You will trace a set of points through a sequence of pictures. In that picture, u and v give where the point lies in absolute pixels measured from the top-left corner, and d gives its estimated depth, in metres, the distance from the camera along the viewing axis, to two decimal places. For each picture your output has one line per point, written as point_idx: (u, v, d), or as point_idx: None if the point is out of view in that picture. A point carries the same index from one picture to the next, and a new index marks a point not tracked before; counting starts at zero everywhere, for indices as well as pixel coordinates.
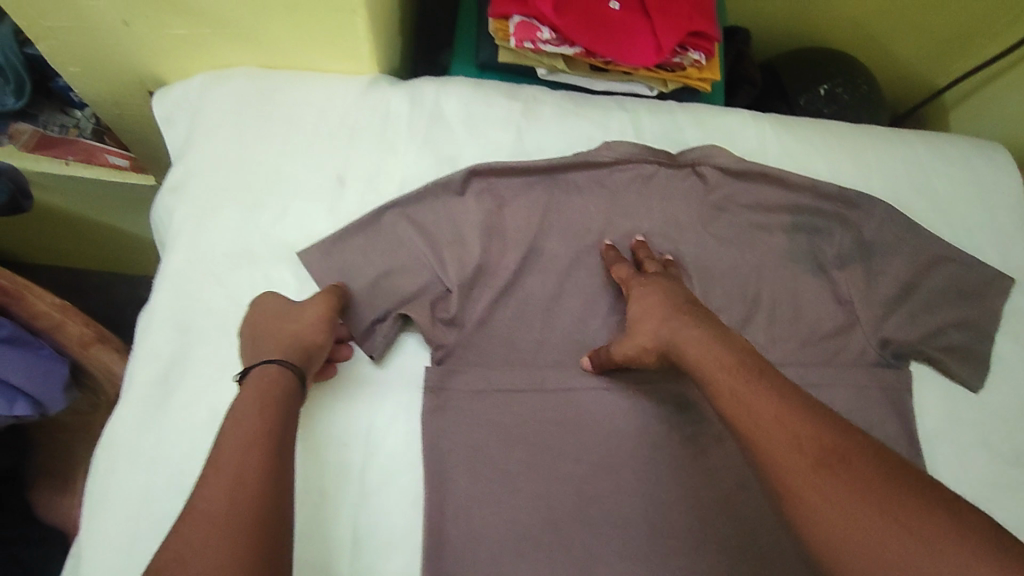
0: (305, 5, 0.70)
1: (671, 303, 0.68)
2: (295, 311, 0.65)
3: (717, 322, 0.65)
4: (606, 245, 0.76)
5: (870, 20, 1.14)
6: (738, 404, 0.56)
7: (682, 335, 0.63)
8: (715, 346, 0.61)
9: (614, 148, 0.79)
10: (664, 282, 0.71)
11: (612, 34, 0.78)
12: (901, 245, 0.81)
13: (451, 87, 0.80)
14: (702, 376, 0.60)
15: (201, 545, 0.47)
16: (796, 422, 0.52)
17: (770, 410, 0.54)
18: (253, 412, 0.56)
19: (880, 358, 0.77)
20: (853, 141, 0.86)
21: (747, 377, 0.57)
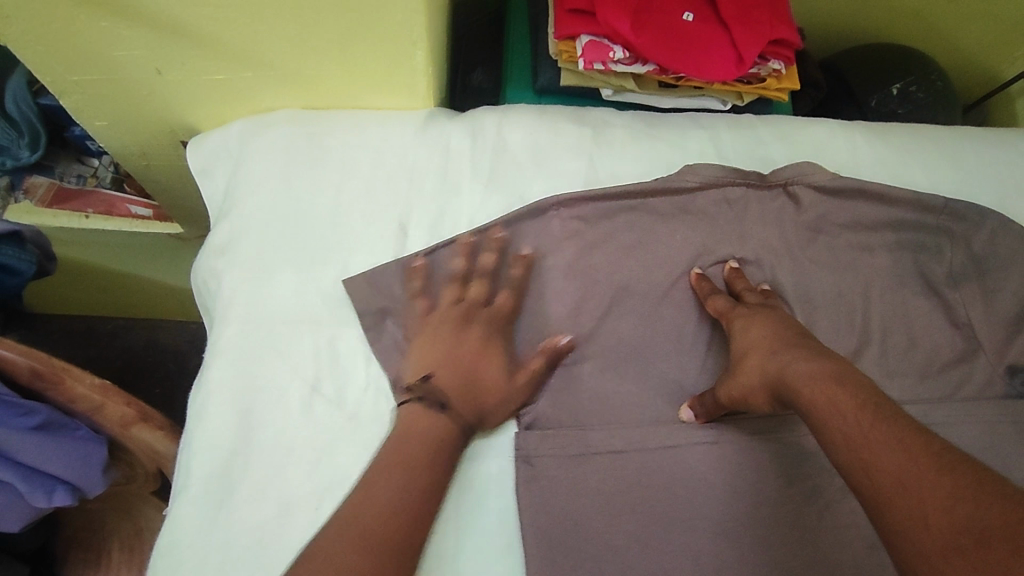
0: (358, 36, 0.64)
1: (776, 339, 0.59)
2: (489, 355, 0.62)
3: (839, 359, 0.55)
4: (698, 275, 0.68)
5: (931, 12, 1.07)
6: (857, 459, 0.47)
7: (795, 376, 0.54)
8: (837, 390, 0.51)
9: (698, 172, 0.72)
10: (760, 312, 0.62)
11: (688, 49, 0.72)
12: (1018, 258, 0.73)
13: (512, 116, 0.73)
14: (818, 424, 0.51)
15: (346, 553, 0.48)
16: (920, 483, 0.42)
17: (893, 469, 0.44)
18: (405, 446, 0.55)
19: (1010, 388, 0.70)
20: (948, 145, 0.80)
21: (871, 425, 0.47)
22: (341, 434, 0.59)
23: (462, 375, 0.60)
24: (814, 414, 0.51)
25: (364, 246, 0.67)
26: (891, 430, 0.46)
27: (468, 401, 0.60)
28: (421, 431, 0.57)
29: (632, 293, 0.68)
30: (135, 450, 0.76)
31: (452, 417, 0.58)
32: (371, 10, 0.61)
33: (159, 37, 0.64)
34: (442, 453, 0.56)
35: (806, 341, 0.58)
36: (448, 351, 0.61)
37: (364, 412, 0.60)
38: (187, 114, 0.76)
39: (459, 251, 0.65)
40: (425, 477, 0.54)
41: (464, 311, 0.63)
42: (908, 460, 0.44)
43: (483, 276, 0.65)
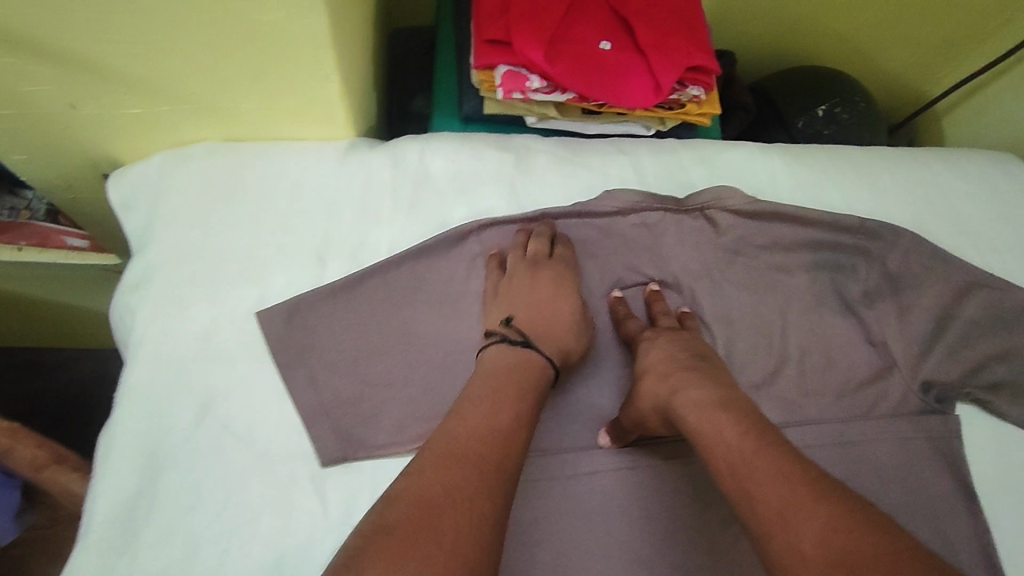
0: (269, 65, 0.64)
1: (673, 366, 0.60)
2: (558, 297, 0.67)
3: (730, 389, 0.57)
4: (615, 297, 0.70)
5: (857, 34, 1.11)
6: (742, 484, 0.48)
7: (683, 404, 0.55)
8: (725, 420, 0.52)
9: (616, 197, 0.73)
10: (665, 336, 0.64)
11: (606, 77, 0.74)
12: (931, 275, 0.75)
13: (435, 144, 0.74)
14: (704, 451, 0.51)
15: (441, 473, 0.49)
16: (801, 514, 0.43)
17: (774, 498, 0.45)
18: (496, 377, 0.59)
19: (925, 404, 0.71)
20: (866, 167, 0.81)
21: (755, 449, 0.49)
22: (252, 474, 0.58)
23: (543, 315, 0.65)
24: (701, 442, 0.52)
25: (281, 277, 0.66)
26: (773, 458, 0.48)
27: (549, 338, 0.64)
28: (498, 389, 0.57)
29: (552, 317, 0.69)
30: (54, 492, 0.74)
31: (533, 352, 0.62)
32: (278, 42, 0.61)
33: (65, 73, 0.63)
34: (527, 387, 0.59)
35: (704, 369, 0.59)
36: (526, 297, 0.66)
37: (275, 449, 0.60)
38: (106, 147, 0.75)
39: (522, 233, 0.70)
40: (521, 407, 0.56)
41: (532, 262, 0.68)
42: (788, 490, 0.45)
43: (541, 238, 0.69)
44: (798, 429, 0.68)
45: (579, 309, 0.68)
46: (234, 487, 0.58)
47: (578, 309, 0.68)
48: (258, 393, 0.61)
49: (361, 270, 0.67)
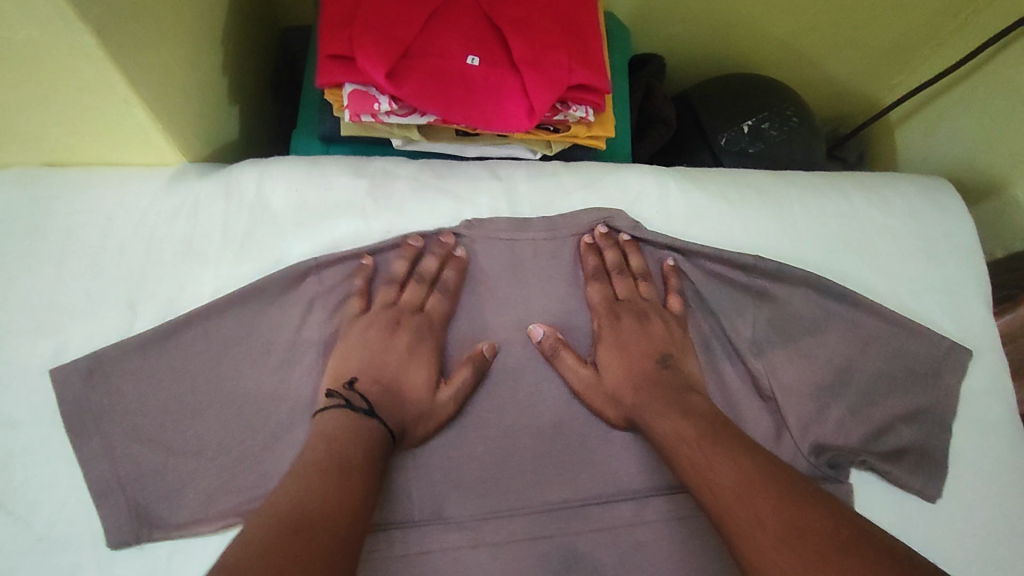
0: (63, 91, 0.53)
1: (634, 372, 0.61)
2: (417, 359, 0.60)
3: (676, 395, 0.59)
4: (485, 345, 0.61)
5: (800, 38, 1.01)
6: (702, 481, 0.51)
7: (653, 409, 0.58)
8: (687, 425, 0.55)
9: (478, 227, 0.65)
10: (624, 331, 0.63)
11: (470, 98, 0.65)
12: (835, 322, 0.68)
13: (275, 170, 0.65)
14: (674, 453, 0.54)
15: (273, 540, 0.40)
16: (756, 494, 0.47)
17: (729, 483, 0.49)
18: (334, 442, 0.50)
19: (816, 469, 0.62)
20: (775, 195, 0.72)
21: (710, 451, 0.52)
22: (26, 561, 0.52)
23: (387, 380, 0.57)
24: (670, 445, 0.55)
25: (84, 326, 0.59)
26: (717, 456, 0.51)
27: (391, 409, 0.56)
28: (330, 459, 0.48)
29: None
30: None
31: (377, 423, 0.53)
32: (63, 68, 0.50)
33: None
34: (367, 452, 0.50)
35: (668, 369, 0.61)
36: (377, 358, 0.59)
37: (56, 533, 0.53)
38: None
39: (404, 252, 0.64)
40: (362, 476, 0.48)
41: (394, 318, 0.61)
42: (740, 477, 0.49)
43: (420, 282, 0.63)
44: (669, 499, 0.60)
45: (453, 385, 0.59)
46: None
47: (460, 385, 0.59)
48: (41, 466, 0.55)
49: (177, 317, 0.59)
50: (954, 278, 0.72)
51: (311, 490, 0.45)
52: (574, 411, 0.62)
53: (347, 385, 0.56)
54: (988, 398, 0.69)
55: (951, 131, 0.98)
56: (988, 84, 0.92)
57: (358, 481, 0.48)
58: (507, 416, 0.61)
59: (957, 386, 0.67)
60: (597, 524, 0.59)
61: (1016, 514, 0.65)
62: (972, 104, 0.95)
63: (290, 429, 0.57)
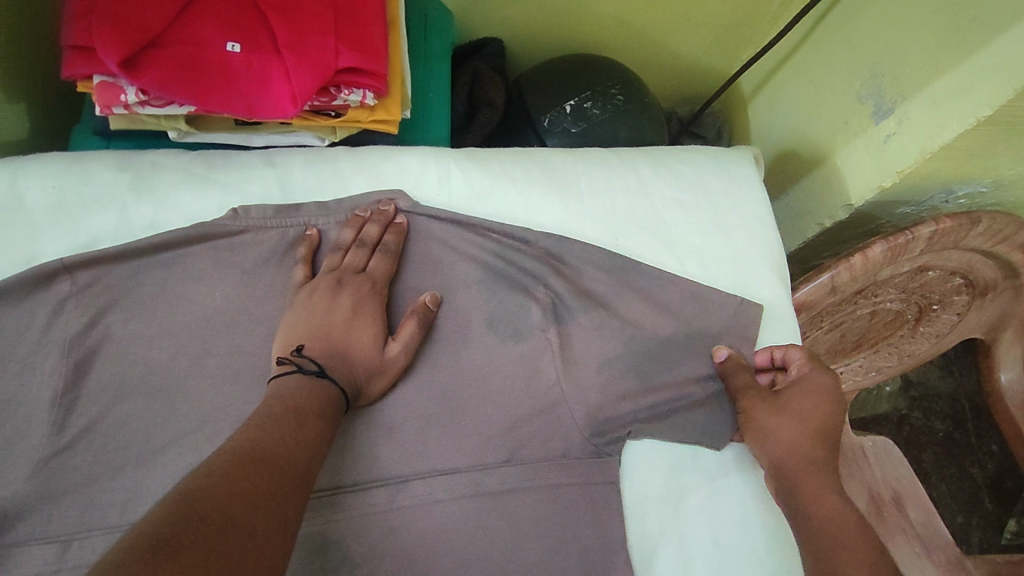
0: None
1: (800, 444, 0.60)
2: (361, 319, 0.60)
3: (832, 478, 0.58)
4: (309, 228, 0.64)
5: (641, 17, 1.01)
6: (809, 516, 0.56)
7: (813, 489, 0.57)
8: (848, 512, 0.55)
9: (244, 215, 0.63)
10: (813, 384, 0.62)
11: (229, 87, 0.64)
12: (623, 293, 0.67)
13: (31, 168, 0.64)
14: (825, 538, 0.53)
15: (229, 483, 0.43)
16: (846, 537, 0.53)
17: (834, 518, 0.54)
18: (296, 395, 0.53)
19: (590, 445, 0.62)
20: (564, 172, 0.71)
21: (862, 545, 0.52)
22: None
23: (335, 344, 0.58)
24: (828, 528, 0.54)
25: None
26: (846, 516, 0.54)
27: (342, 371, 0.57)
28: (290, 414, 0.51)
29: (149, 366, 0.59)
30: None
31: (330, 383, 0.55)
32: None
33: None
34: (325, 404, 0.54)
35: (828, 442, 0.60)
36: (319, 320, 0.59)
37: None
38: None
39: (303, 242, 0.64)
40: (320, 426, 0.52)
41: (336, 278, 0.61)
42: (844, 516, 0.55)
43: (350, 248, 0.63)
44: (428, 480, 0.59)
45: (402, 341, 0.60)
46: None
47: (409, 340, 0.60)
48: None
49: None
50: (750, 246, 0.72)
51: (270, 434, 0.49)
52: None
53: (296, 351, 0.56)
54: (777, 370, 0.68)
55: (789, 104, 0.98)
56: (815, 55, 0.92)
57: (320, 439, 0.51)
58: None
59: (745, 348, 0.67)
60: (355, 510, 0.57)
61: None
62: (801, 79, 0.95)
63: (29, 431, 0.56)
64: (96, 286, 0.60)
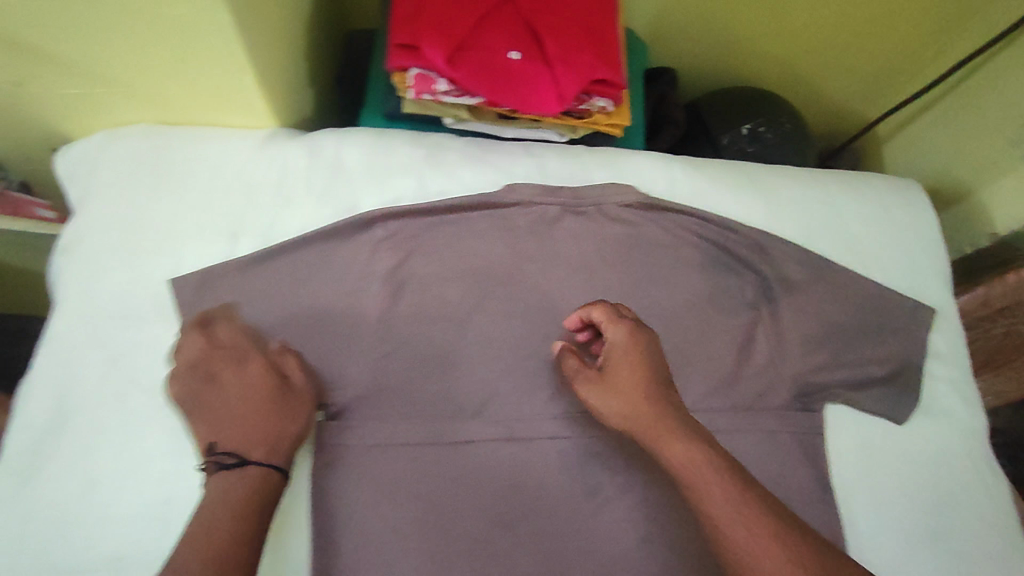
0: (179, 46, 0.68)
1: (627, 405, 0.61)
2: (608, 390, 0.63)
3: (671, 417, 0.59)
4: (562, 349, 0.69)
5: (799, 60, 1.15)
6: (687, 482, 0.55)
7: (660, 436, 0.58)
8: (692, 453, 0.56)
9: (517, 191, 0.79)
10: (619, 362, 0.63)
11: (512, 85, 0.79)
12: (820, 282, 0.80)
13: (351, 138, 0.80)
14: (683, 480, 0.55)
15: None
16: (712, 482, 0.54)
17: (679, 458, 0.56)
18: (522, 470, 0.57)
19: (796, 402, 0.75)
20: (764, 181, 0.86)
21: (723, 490, 0.54)
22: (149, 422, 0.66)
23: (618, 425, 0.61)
24: (679, 472, 0.56)
25: (195, 251, 0.73)
26: (723, 483, 0.54)
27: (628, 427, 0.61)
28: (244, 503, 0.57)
29: (445, 300, 0.75)
30: None
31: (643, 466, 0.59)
32: (191, 32, 0.66)
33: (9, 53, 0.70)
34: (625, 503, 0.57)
35: (665, 391, 0.62)
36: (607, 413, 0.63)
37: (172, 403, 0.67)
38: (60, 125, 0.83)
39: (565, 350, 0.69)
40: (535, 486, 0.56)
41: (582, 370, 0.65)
42: (734, 487, 0.54)
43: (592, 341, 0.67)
44: None
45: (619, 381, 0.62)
46: (134, 434, 0.65)
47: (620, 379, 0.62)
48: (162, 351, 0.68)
49: (270, 248, 0.73)
50: (919, 256, 0.85)
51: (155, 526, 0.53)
52: None
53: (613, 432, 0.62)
54: (948, 360, 0.81)
55: (931, 145, 1.10)
56: (964, 103, 1.04)
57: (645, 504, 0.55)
58: (536, 345, 0.75)
59: (924, 337, 0.80)
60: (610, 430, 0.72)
61: (970, 450, 0.76)
62: (947, 124, 1.07)
63: (360, 339, 0.71)
64: (405, 233, 0.76)
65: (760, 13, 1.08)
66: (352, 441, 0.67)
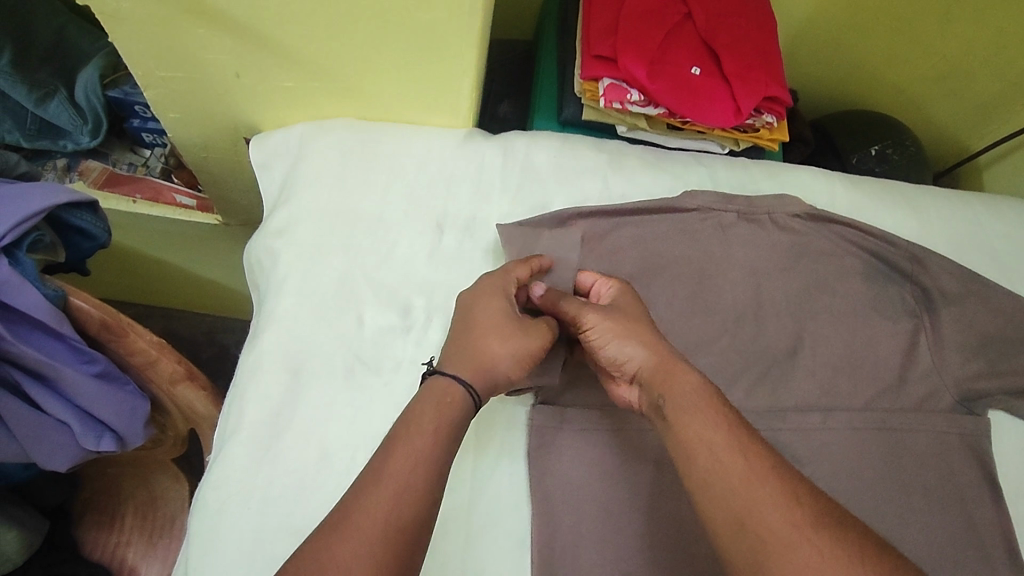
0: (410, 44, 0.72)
1: (635, 332, 0.65)
2: (620, 330, 0.65)
3: (677, 356, 0.64)
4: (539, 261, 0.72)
5: (911, 87, 1.21)
6: (678, 422, 0.58)
7: (667, 375, 0.61)
8: (702, 389, 0.60)
9: (695, 198, 0.83)
10: (627, 306, 0.68)
11: (694, 98, 0.84)
12: (972, 297, 0.84)
13: (540, 140, 0.84)
14: (681, 415, 0.58)
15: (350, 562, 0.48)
16: (709, 432, 0.57)
17: (683, 397, 0.59)
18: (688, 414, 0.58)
19: (958, 406, 0.81)
20: (913, 199, 0.92)
21: (714, 424, 0.57)
22: (375, 394, 0.68)
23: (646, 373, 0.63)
24: (680, 405, 0.59)
25: (406, 239, 0.77)
26: (726, 431, 0.57)
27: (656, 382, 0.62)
28: (434, 427, 0.56)
29: None
30: (174, 411, 0.85)
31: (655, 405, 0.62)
32: (427, 33, 0.71)
33: (246, 47, 0.74)
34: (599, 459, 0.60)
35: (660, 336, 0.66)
36: (621, 346, 0.65)
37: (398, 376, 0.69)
38: (255, 118, 0.87)
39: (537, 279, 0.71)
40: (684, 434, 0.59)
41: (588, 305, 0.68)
42: (736, 438, 0.56)
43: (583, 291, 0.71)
44: (847, 412, 0.78)
45: (632, 327, 0.66)
46: (363, 409, 0.67)
47: (634, 324, 0.66)
48: (383, 330, 0.71)
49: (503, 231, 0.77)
50: None
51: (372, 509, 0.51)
52: (772, 342, 0.80)
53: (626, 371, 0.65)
54: None
55: None
56: None
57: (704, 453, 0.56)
58: (721, 343, 0.79)
59: None
60: (793, 425, 0.76)
61: None
62: None
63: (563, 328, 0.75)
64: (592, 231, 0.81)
65: (882, 35, 1.14)
66: (560, 423, 0.72)
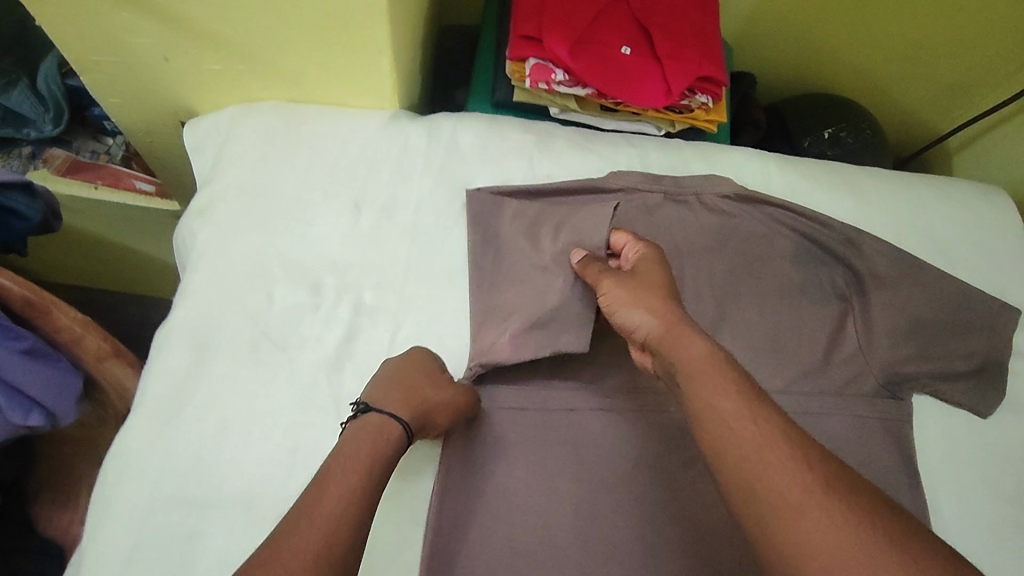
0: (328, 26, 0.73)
1: (646, 297, 0.62)
2: (631, 296, 0.63)
3: (688, 320, 0.60)
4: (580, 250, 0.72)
5: (875, 70, 1.18)
6: (689, 386, 0.55)
7: (678, 338, 0.58)
8: (714, 352, 0.57)
9: (619, 178, 0.83)
10: (643, 269, 0.66)
11: (623, 77, 0.84)
12: (905, 279, 0.82)
13: (467, 122, 0.85)
14: (691, 377, 0.55)
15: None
16: (724, 397, 0.53)
17: (693, 360, 0.56)
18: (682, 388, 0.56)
19: (881, 390, 0.79)
20: (853, 181, 0.90)
21: (726, 390, 0.54)
22: (279, 369, 0.69)
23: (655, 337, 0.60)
24: (688, 367, 0.56)
25: (322, 219, 0.77)
26: (740, 395, 0.53)
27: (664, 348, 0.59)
28: (365, 461, 0.56)
29: None
30: (107, 388, 0.87)
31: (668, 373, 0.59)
32: (343, 15, 0.72)
33: (169, 30, 0.75)
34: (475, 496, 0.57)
35: (678, 299, 0.63)
36: (626, 314, 0.63)
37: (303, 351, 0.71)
38: (190, 102, 0.88)
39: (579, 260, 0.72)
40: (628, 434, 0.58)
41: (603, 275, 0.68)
42: (749, 403, 0.53)
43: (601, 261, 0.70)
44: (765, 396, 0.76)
45: (647, 291, 0.63)
46: (265, 383, 0.69)
47: (650, 288, 0.64)
48: (292, 308, 0.73)
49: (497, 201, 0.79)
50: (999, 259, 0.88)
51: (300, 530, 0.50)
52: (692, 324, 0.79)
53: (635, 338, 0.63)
54: None
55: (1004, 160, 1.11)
56: None
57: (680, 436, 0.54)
58: None
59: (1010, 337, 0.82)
60: None
61: None
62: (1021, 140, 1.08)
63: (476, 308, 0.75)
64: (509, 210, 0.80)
65: (844, 17, 1.12)
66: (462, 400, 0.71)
